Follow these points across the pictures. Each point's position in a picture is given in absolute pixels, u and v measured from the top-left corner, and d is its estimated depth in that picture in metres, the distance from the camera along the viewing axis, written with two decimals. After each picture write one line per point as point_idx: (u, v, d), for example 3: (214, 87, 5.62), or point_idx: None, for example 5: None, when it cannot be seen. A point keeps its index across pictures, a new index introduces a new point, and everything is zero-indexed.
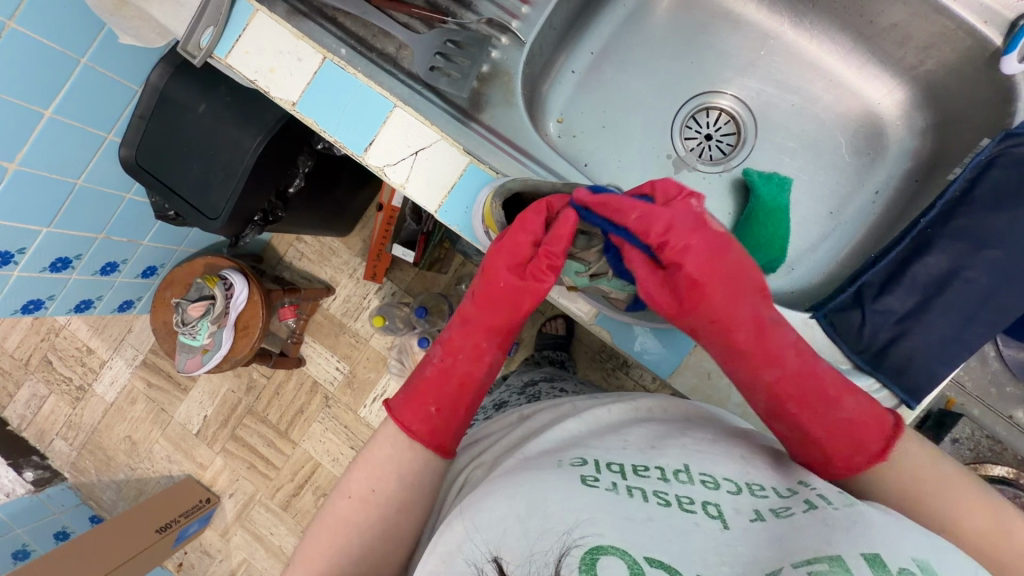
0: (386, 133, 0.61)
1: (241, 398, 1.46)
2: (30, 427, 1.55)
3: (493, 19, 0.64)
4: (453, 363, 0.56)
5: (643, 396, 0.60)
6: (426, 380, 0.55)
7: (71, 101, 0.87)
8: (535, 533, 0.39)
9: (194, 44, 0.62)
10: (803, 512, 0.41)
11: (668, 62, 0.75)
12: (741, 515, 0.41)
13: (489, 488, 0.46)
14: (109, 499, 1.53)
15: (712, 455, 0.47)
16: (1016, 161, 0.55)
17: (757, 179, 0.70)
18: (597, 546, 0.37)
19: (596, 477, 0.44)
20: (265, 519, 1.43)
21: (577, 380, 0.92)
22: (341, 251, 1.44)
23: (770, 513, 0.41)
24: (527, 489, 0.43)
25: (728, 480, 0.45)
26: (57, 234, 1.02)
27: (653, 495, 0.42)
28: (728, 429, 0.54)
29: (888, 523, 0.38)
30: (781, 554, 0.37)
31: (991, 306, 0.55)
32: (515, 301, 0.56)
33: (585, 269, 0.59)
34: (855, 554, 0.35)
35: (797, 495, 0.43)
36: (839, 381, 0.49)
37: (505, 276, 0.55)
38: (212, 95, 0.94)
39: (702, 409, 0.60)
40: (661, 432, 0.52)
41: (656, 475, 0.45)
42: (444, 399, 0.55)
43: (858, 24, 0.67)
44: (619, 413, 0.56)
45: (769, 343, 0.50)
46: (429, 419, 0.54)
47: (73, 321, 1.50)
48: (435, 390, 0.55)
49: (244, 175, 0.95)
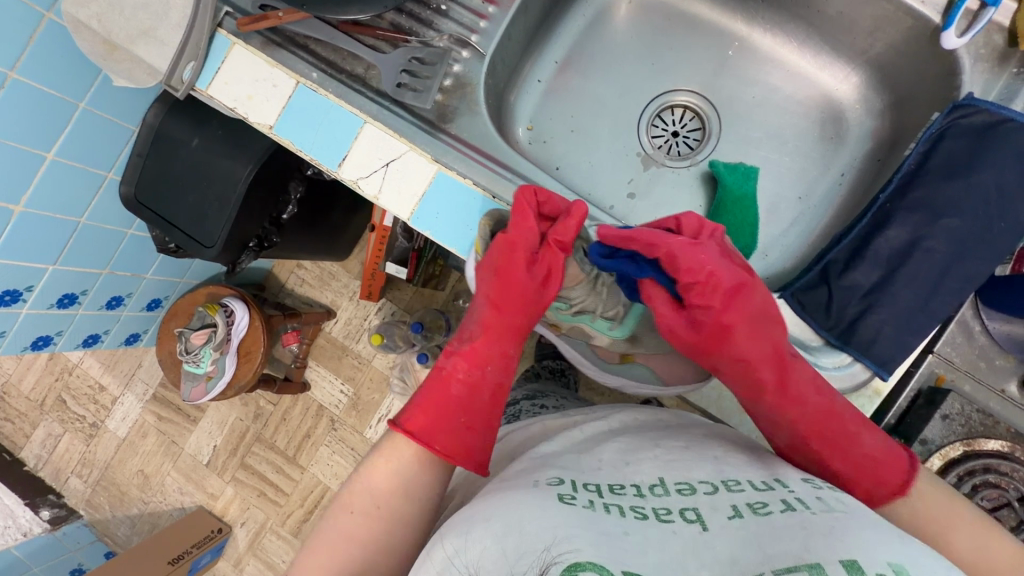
0: (358, 148, 0.64)
1: (249, 426, 1.48)
2: (45, 467, 1.58)
3: (454, 35, 0.67)
4: (481, 375, 0.55)
5: (613, 411, 0.62)
6: (439, 394, 0.54)
7: (71, 144, 0.92)
8: (512, 554, 0.39)
9: (177, 79, 0.67)
10: (781, 510, 0.41)
11: (630, 66, 0.78)
12: (718, 513, 0.42)
13: (466, 508, 0.47)
14: (124, 535, 1.55)
15: (687, 462, 0.48)
16: (964, 132, 0.56)
17: (723, 169, 0.72)
18: (574, 563, 0.36)
19: (573, 495, 0.44)
20: (276, 547, 1.44)
21: (562, 395, 0.93)
22: (340, 274, 1.47)
23: (747, 508, 0.42)
24: (504, 507, 0.43)
25: (704, 482, 0.46)
26: (63, 271, 1.07)
27: (630, 510, 0.43)
28: (704, 431, 0.56)
29: (863, 530, 0.38)
30: (762, 559, 0.36)
31: (952, 273, 0.55)
32: (531, 302, 0.58)
33: (567, 306, 0.64)
34: (834, 562, 0.34)
35: (773, 491, 0.44)
36: (857, 419, 0.51)
37: (519, 274, 0.57)
38: (203, 129, 0.99)
39: (672, 416, 0.61)
40: (632, 444, 0.53)
41: (631, 492, 0.45)
42: (462, 411, 0.53)
43: (808, 16, 0.69)
44: (593, 431, 0.57)
45: (792, 381, 0.53)
46: (462, 436, 0.53)
47: (85, 359, 1.54)
48: (466, 404, 0.54)
49: (236, 204, 0.99)
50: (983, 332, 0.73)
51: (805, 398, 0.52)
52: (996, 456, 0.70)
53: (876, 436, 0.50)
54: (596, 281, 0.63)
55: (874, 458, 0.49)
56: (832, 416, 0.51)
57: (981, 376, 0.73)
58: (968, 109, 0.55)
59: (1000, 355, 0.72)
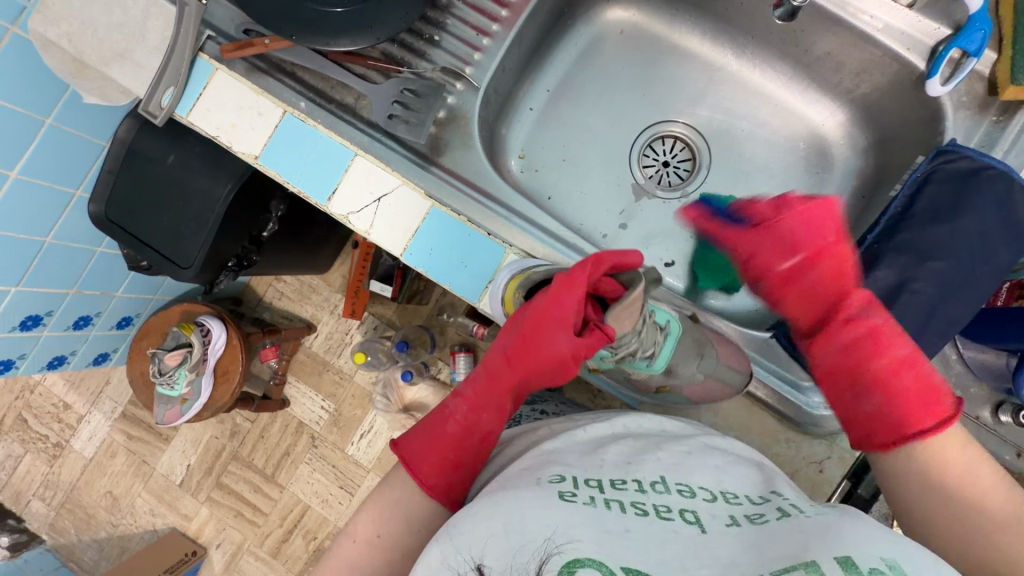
0: (348, 181, 0.62)
1: (225, 444, 1.44)
2: (5, 489, 1.51)
3: (447, 67, 0.66)
4: (478, 419, 0.54)
5: (618, 414, 0.60)
6: (446, 436, 0.52)
7: (37, 160, 0.88)
8: (513, 547, 0.38)
9: (155, 104, 0.64)
10: (776, 518, 0.42)
11: (621, 97, 0.78)
12: (717, 520, 0.42)
13: (471, 502, 0.44)
14: (90, 559, 1.48)
15: (689, 467, 0.49)
16: (950, 177, 0.57)
17: (713, 204, 0.73)
18: (574, 558, 0.37)
19: (574, 492, 0.43)
20: (254, 568, 1.40)
21: (558, 401, 0.92)
22: (321, 288, 1.43)
23: (745, 518, 0.43)
24: (506, 503, 0.42)
25: (703, 489, 0.46)
26: (28, 293, 1.01)
27: (631, 506, 0.43)
28: (706, 439, 0.55)
29: (852, 526, 0.39)
30: (759, 562, 0.37)
31: (938, 315, 0.57)
32: (548, 362, 0.55)
33: (611, 355, 0.58)
34: (829, 558, 0.35)
35: (769, 502, 0.45)
36: (929, 390, 0.49)
37: (553, 336, 0.53)
38: (180, 146, 0.96)
39: (669, 422, 0.61)
40: (636, 447, 0.52)
41: (633, 488, 0.45)
42: (463, 456, 0.52)
43: (796, 53, 0.70)
44: (597, 431, 0.55)
45: (866, 333, 0.52)
46: (444, 474, 0.51)
47: (49, 376, 1.47)
48: (457, 446, 0.52)
49: (215, 225, 0.96)
50: (959, 360, 0.75)
51: (827, 349, 0.54)
52: None
53: (880, 399, 0.50)
54: (642, 333, 0.57)
55: (876, 413, 0.50)
56: (851, 368, 0.53)
57: None
58: (952, 155, 0.57)
59: (975, 383, 0.74)
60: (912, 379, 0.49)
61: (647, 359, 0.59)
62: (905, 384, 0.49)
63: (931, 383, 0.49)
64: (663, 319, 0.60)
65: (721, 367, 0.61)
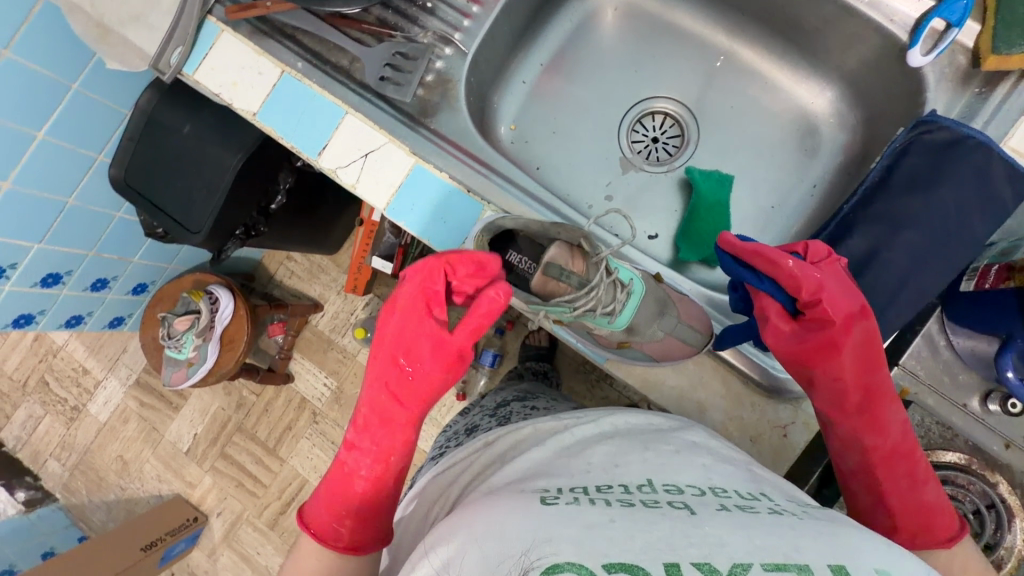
0: (339, 138, 0.65)
1: (230, 415, 1.48)
2: (25, 448, 1.58)
3: (437, 32, 0.69)
4: (382, 467, 0.57)
5: (606, 409, 0.53)
6: (353, 495, 0.56)
7: (62, 123, 0.93)
8: (491, 560, 0.34)
9: (164, 62, 0.68)
10: (768, 511, 0.38)
11: (613, 73, 0.79)
12: (705, 505, 0.38)
13: (450, 519, 0.40)
14: (98, 521, 1.53)
15: (674, 462, 0.43)
16: (929, 147, 0.57)
17: (697, 176, 0.74)
18: (552, 566, 0.32)
19: (555, 495, 0.39)
20: (252, 538, 1.44)
21: (551, 398, 0.90)
22: (330, 267, 1.48)
23: (735, 506, 0.38)
24: (482, 515, 0.38)
25: (691, 485, 0.41)
26: (48, 250, 1.07)
27: (614, 501, 0.38)
28: (693, 434, 0.49)
29: (845, 537, 0.36)
30: (750, 549, 0.33)
31: (909, 284, 0.57)
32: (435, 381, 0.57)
33: (569, 309, 0.59)
34: (824, 567, 0.33)
35: (760, 500, 0.40)
36: (941, 503, 0.53)
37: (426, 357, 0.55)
38: (196, 116, 1.01)
39: (664, 416, 0.54)
40: (620, 444, 0.46)
41: (618, 490, 0.40)
42: (371, 506, 0.55)
43: (785, 30, 0.71)
44: (579, 428, 0.50)
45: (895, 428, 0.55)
46: (354, 531, 0.54)
47: (71, 342, 1.55)
48: (364, 501, 0.55)
49: (224, 191, 1.00)
50: (947, 346, 0.72)
51: (857, 437, 0.55)
52: (952, 469, 0.71)
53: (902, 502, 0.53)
54: (597, 286, 0.59)
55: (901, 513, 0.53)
56: (882, 466, 0.54)
57: (945, 391, 0.73)
58: (930, 125, 0.56)
59: (964, 371, 0.72)
60: (929, 494, 0.53)
61: (608, 316, 0.61)
62: (926, 496, 0.53)
63: (939, 494, 0.54)
64: (626, 277, 0.63)
65: (681, 326, 0.64)
